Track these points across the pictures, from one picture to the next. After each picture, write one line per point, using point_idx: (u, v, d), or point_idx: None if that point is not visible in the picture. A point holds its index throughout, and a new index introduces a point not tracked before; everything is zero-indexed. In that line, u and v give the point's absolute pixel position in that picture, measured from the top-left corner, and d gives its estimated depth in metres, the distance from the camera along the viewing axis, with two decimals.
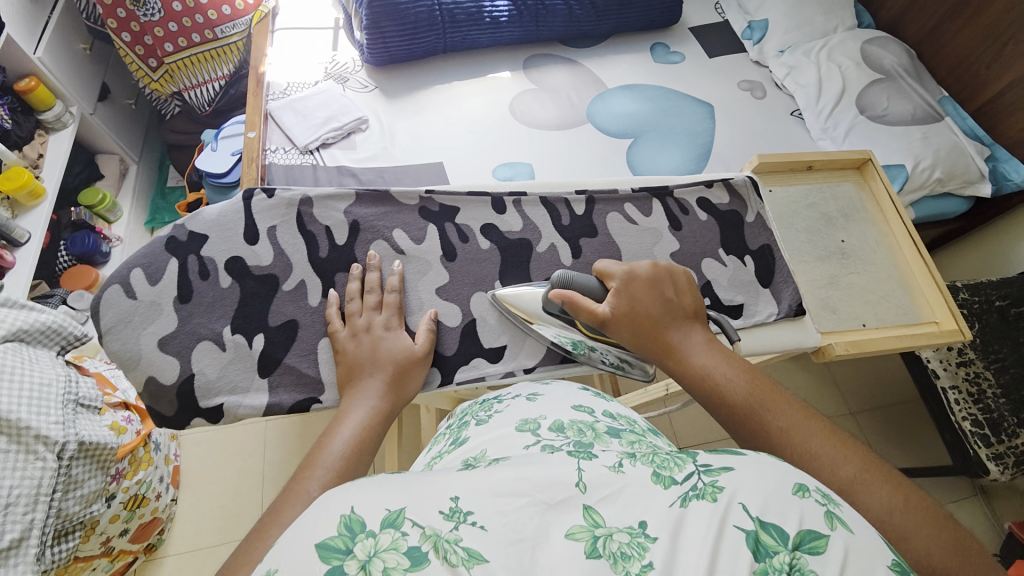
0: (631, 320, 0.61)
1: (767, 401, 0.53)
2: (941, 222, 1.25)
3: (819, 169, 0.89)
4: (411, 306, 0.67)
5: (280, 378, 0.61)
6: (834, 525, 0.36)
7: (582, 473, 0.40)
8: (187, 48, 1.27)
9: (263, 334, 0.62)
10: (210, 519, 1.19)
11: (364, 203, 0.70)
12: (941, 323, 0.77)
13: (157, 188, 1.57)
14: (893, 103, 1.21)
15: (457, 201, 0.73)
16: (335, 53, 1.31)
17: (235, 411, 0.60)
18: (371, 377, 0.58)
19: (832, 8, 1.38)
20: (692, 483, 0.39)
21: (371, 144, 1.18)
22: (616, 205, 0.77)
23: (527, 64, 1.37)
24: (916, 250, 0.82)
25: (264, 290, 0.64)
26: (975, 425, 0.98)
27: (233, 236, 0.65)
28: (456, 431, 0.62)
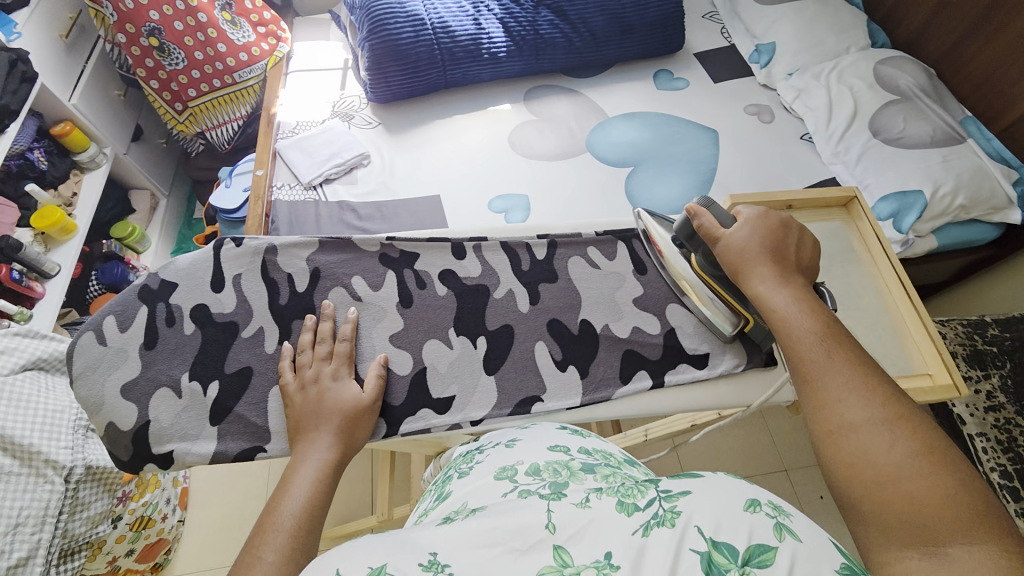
0: (735, 254, 0.66)
1: (831, 349, 0.57)
2: (972, 250, 1.15)
3: (800, 208, 0.85)
4: (363, 353, 0.67)
5: (228, 426, 0.62)
6: (783, 537, 0.39)
7: (551, 514, 0.42)
8: (209, 92, 1.37)
9: (218, 381, 0.63)
10: (214, 541, 1.21)
11: (327, 251, 0.71)
12: (935, 376, 0.72)
13: (186, 218, 1.68)
14: (910, 124, 1.14)
15: (418, 246, 0.75)
16: (343, 91, 1.37)
17: (184, 458, 0.61)
18: (319, 430, 0.58)
19: (844, 28, 1.33)
20: (653, 510, 0.42)
21: (372, 179, 1.22)
22: (578, 249, 0.79)
23: (528, 96, 1.38)
24: (906, 295, 0.76)
25: (225, 337, 0.65)
26: (1004, 478, 0.89)
27: (201, 283, 0.68)
28: (441, 486, 0.59)
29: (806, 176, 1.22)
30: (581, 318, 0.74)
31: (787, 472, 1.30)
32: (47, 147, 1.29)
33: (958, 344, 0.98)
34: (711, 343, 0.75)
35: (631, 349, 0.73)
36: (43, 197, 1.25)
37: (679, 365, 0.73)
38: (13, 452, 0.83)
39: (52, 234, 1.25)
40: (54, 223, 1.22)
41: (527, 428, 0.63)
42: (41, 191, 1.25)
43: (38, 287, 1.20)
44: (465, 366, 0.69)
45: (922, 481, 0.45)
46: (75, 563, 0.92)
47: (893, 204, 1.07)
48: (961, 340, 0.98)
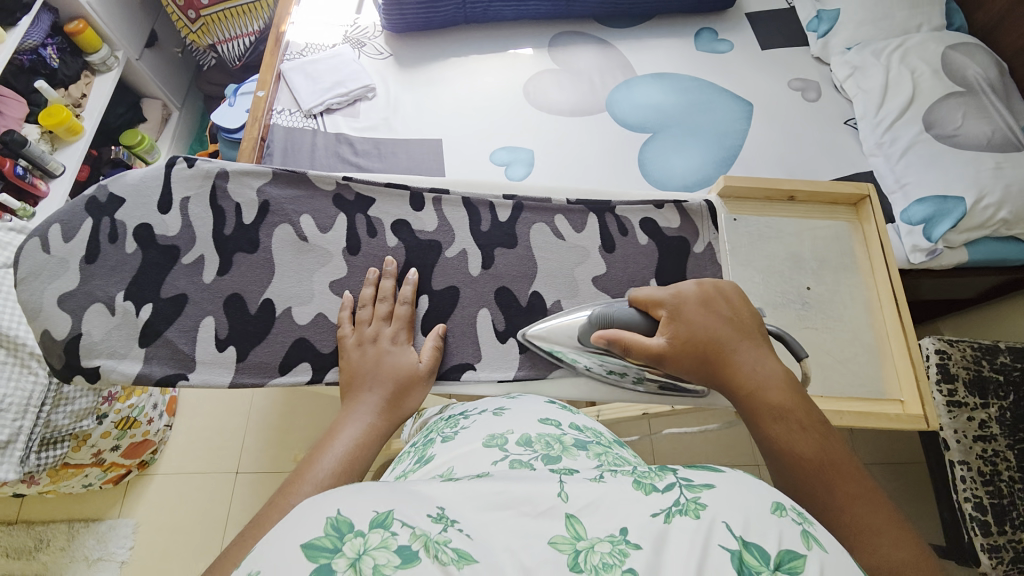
0: (692, 344, 0.56)
1: (835, 462, 0.47)
2: (1007, 270, 1.04)
3: (802, 202, 0.77)
4: (300, 296, 0.66)
5: (156, 350, 0.62)
6: (811, 545, 0.32)
7: (564, 483, 0.36)
8: (222, 1, 1.32)
9: (152, 305, 0.63)
10: (196, 450, 1.30)
11: (279, 184, 0.68)
12: (906, 404, 0.67)
13: (198, 134, 1.68)
14: (969, 121, 1.01)
15: (374, 191, 0.71)
16: (358, 16, 1.29)
17: (109, 375, 0.61)
18: (370, 393, 0.58)
19: (919, 1, 1.16)
20: (674, 496, 0.35)
21: (374, 113, 1.17)
22: (544, 216, 0.74)
23: (553, 43, 1.28)
24: (897, 313, 0.70)
25: (164, 261, 0.64)
26: (977, 510, 0.85)
27: (148, 202, 0.66)
28: (421, 449, 0.56)
29: (837, 166, 1.11)
30: (532, 290, 0.71)
31: (756, 467, 1.29)
32: (59, 43, 1.28)
33: (962, 367, 0.90)
34: None
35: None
36: (51, 95, 1.25)
37: None
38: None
39: (58, 133, 1.26)
40: (60, 122, 1.22)
41: (516, 398, 0.60)
42: (50, 89, 1.24)
43: (41, 185, 1.22)
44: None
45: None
46: (58, 451, 0.99)
47: (928, 208, 0.97)
48: (966, 364, 0.91)
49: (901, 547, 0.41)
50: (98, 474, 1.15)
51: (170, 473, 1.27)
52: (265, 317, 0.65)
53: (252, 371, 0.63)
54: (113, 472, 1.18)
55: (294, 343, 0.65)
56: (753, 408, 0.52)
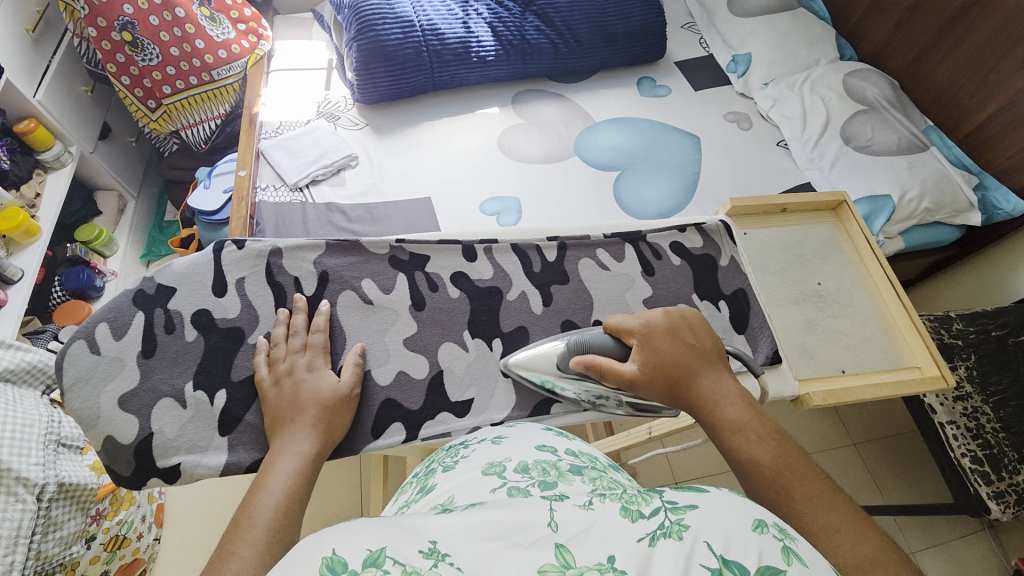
0: (661, 368, 0.61)
1: (794, 468, 0.53)
2: (937, 250, 1.24)
3: (793, 212, 0.89)
4: (377, 356, 0.69)
5: (240, 436, 0.63)
6: (791, 561, 0.37)
7: (553, 513, 0.39)
8: (185, 89, 1.32)
9: (226, 390, 0.64)
10: (193, 558, 1.16)
11: (334, 253, 0.72)
12: (923, 368, 0.76)
13: (154, 223, 1.62)
14: (878, 133, 1.21)
15: (428, 249, 0.76)
16: (327, 91, 1.34)
17: (192, 470, 0.61)
18: (296, 423, 0.57)
19: (814, 42, 1.39)
20: (659, 519, 0.39)
21: (361, 181, 1.20)
22: (588, 251, 0.80)
23: (516, 100, 1.39)
24: (893, 291, 0.81)
25: (229, 343, 0.66)
26: (974, 462, 0.96)
27: (201, 287, 0.68)
28: (423, 479, 0.58)
29: (785, 182, 1.27)
30: (593, 319, 0.75)
31: None
32: (9, 145, 1.22)
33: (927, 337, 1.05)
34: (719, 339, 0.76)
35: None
36: (4, 198, 1.18)
37: None
38: None
39: (14, 237, 1.19)
40: (16, 225, 1.16)
41: (513, 425, 0.63)
42: (2, 191, 1.18)
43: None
44: (481, 369, 0.71)
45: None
46: None
47: (865, 208, 1.13)
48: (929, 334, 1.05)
49: (859, 538, 0.46)
50: None
51: None
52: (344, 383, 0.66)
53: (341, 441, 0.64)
54: None
55: (381, 404, 0.67)
56: (721, 429, 0.58)
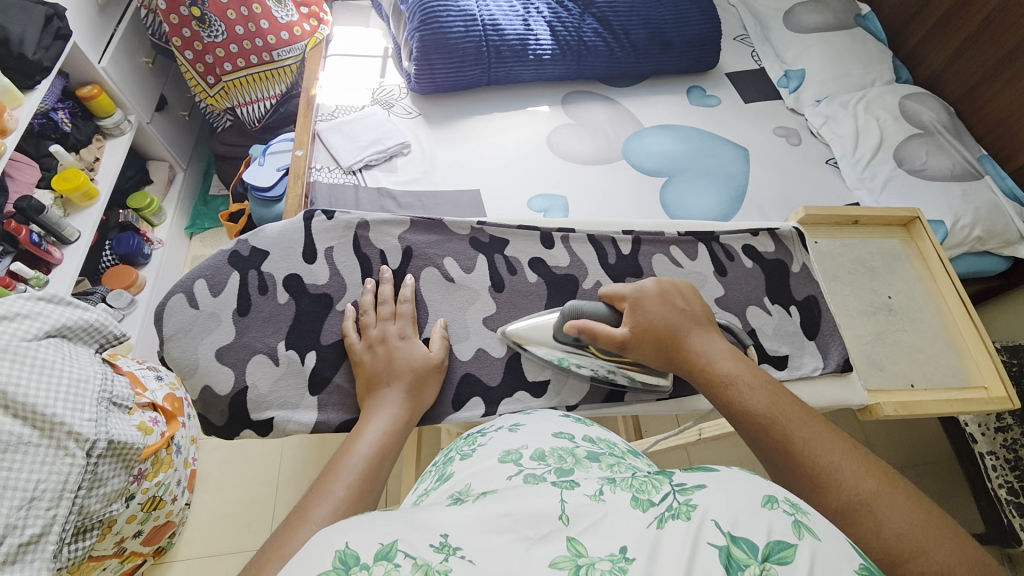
0: (651, 331, 0.64)
1: (789, 414, 0.56)
2: (983, 280, 1.23)
3: (864, 224, 0.89)
4: (457, 333, 0.71)
5: (328, 396, 0.66)
6: (802, 535, 0.37)
7: (564, 505, 0.40)
8: (245, 68, 1.35)
9: (316, 351, 0.67)
10: (220, 527, 1.21)
11: (418, 231, 0.75)
12: (991, 389, 0.76)
13: (200, 196, 1.66)
14: (932, 158, 1.20)
15: (507, 233, 0.78)
16: (382, 79, 1.37)
17: (285, 425, 0.64)
18: (390, 387, 0.62)
19: (870, 62, 1.39)
20: (668, 502, 0.40)
21: (412, 168, 1.22)
22: (662, 247, 0.80)
23: (566, 100, 1.41)
24: (965, 311, 0.80)
25: (319, 308, 0.69)
26: (1012, 494, 0.95)
27: (292, 252, 0.71)
28: (441, 467, 0.58)
29: (832, 199, 1.27)
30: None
31: None
32: (71, 108, 1.27)
33: None
34: (789, 345, 0.76)
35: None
36: (65, 159, 1.23)
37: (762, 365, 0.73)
38: (34, 422, 0.80)
39: (73, 199, 1.23)
40: (76, 186, 1.20)
41: (531, 412, 0.64)
42: (64, 153, 1.21)
43: (55, 253, 1.18)
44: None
45: (945, 550, 0.44)
46: (87, 542, 0.90)
47: None
48: None
49: (863, 472, 0.50)
50: (115, 566, 1.05)
51: (193, 556, 1.18)
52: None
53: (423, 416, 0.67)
54: (131, 562, 1.08)
55: (460, 379, 0.69)
56: (719, 386, 0.60)
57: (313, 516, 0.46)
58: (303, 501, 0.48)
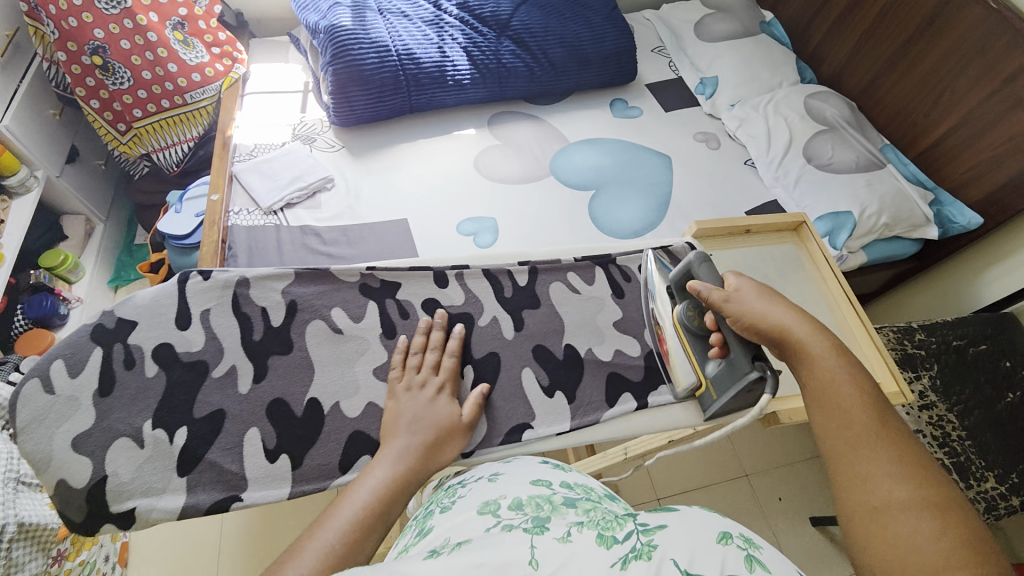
0: (742, 318, 0.66)
1: (870, 412, 0.54)
2: (897, 262, 1.30)
3: (756, 233, 0.93)
4: (345, 390, 0.71)
5: (199, 476, 0.64)
6: (753, 568, 0.41)
7: (535, 550, 0.41)
8: (157, 113, 1.30)
9: (187, 427, 0.65)
10: None
11: (302, 282, 0.76)
12: (883, 383, 0.79)
13: (124, 244, 1.59)
14: (837, 152, 1.27)
15: (399, 276, 0.80)
16: (303, 114, 1.34)
17: (147, 515, 0.62)
18: (408, 437, 0.65)
19: (776, 65, 1.46)
20: (631, 542, 0.42)
21: (336, 203, 1.19)
22: (559, 274, 0.88)
23: (491, 122, 1.41)
24: (852, 309, 0.85)
25: (192, 377, 0.68)
26: (943, 470, 0.98)
27: (165, 319, 0.70)
28: (421, 521, 0.58)
29: (752, 199, 1.32)
30: (565, 342, 0.82)
31: (747, 477, 1.38)
32: None
33: (890, 349, 1.09)
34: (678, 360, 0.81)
35: (614, 372, 0.81)
36: None
37: (660, 385, 0.81)
38: None
39: None
40: None
41: (510, 460, 0.64)
42: None
43: None
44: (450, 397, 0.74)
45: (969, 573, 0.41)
46: None
47: (828, 224, 1.18)
48: (893, 345, 1.09)
49: (919, 485, 0.48)
50: None
51: None
52: (312, 416, 0.69)
53: (312, 476, 0.66)
54: None
55: (349, 437, 0.69)
56: (810, 370, 0.59)
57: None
58: (285, 554, 0.51)
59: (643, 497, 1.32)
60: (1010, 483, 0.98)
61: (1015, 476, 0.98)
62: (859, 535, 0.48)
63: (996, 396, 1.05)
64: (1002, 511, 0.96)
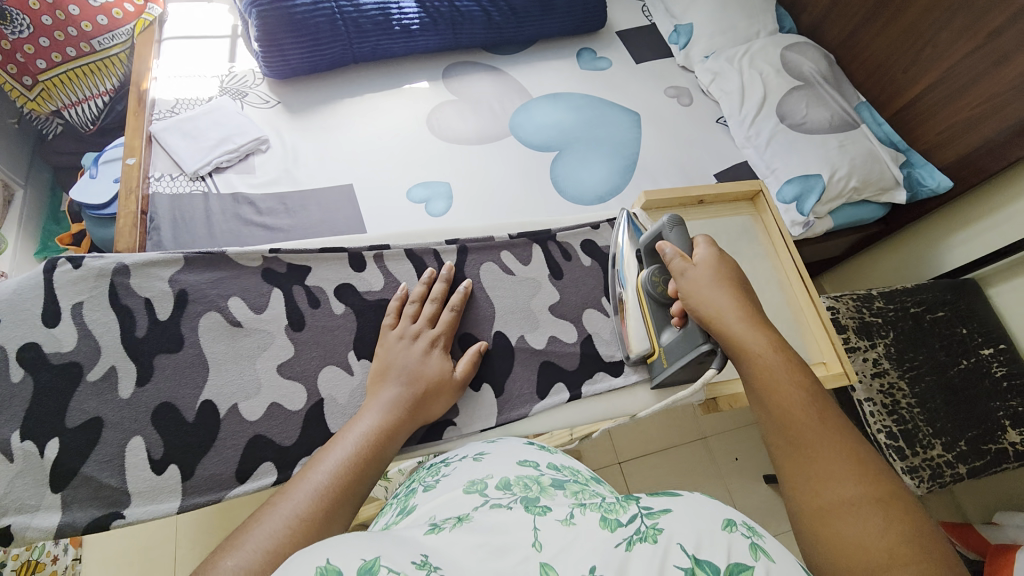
0: (698, 293, 0.64)
1: (811, 406, 0.53)
2: (862, 228, 1.27)
3: (711, 203, 0.91)
4: (245, 391, 0.68)
5: (75, 491, 0.61)
6: (758, 556, 0.34)
7: (537, 531, 0.36)
8: (63, 63, 1.14)
9: (59, 438, 0.62)
10: None
11: (194, 269, 0.72)
12: (829, 365, 0.80)
13: (51, 212, 1.43)
14: (812, 110, 1.20)
15: (308, 259, 0.77)
16: (232, 64, 1.20)
17: (24, 532, 0.59)
18: (395, 387, 0.63)
19: (754, 13, 1.35)
20: (635, 525, 0.36)
21: (272, 167, 1.09)
22: (490, 254, 0.84)
23: (447, 74, 1.29)
24: (805, 287, 0.85)
25: (64, 382, 0.64)
26: (890, 438, 1.00)
27: (30, 317, 0.65)
28: (404, 499, 0.49)
29: (722, 160, 1.26)
30: (496, 329, 0.79)
31: (705, 439, 1.41)
32: None
33: (849, 317, 1.08)
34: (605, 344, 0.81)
35: (547, 360, 0.79)
36: None
37: (595, 374, 0.80)
38: None
39: None
40: None
41: (496, 441, 0.56)
42: None
43: None
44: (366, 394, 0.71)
45: (918, 571, 0.39)
46: None
47: (796, 188, 1.14)
48: (851, 314, 1.08)
49: (865, 484, 0.46)
50: None
51: None
52: (206, 422, 0.66)
53: (204, 488, 0.64)
54: None
55: (248, 443, 0.66)
56: (755, 372, 0.58)
57: (247, 543, 0.43)
58: (248, 518, 0.46)
59: (604, 463, 1.33)
60: (958, 451, 1.01)
61: (962, 444, 1.01)
62: (810, 538, 0.46)
63: (949, 363, 1.07)
64: (946, 478, 0.99)
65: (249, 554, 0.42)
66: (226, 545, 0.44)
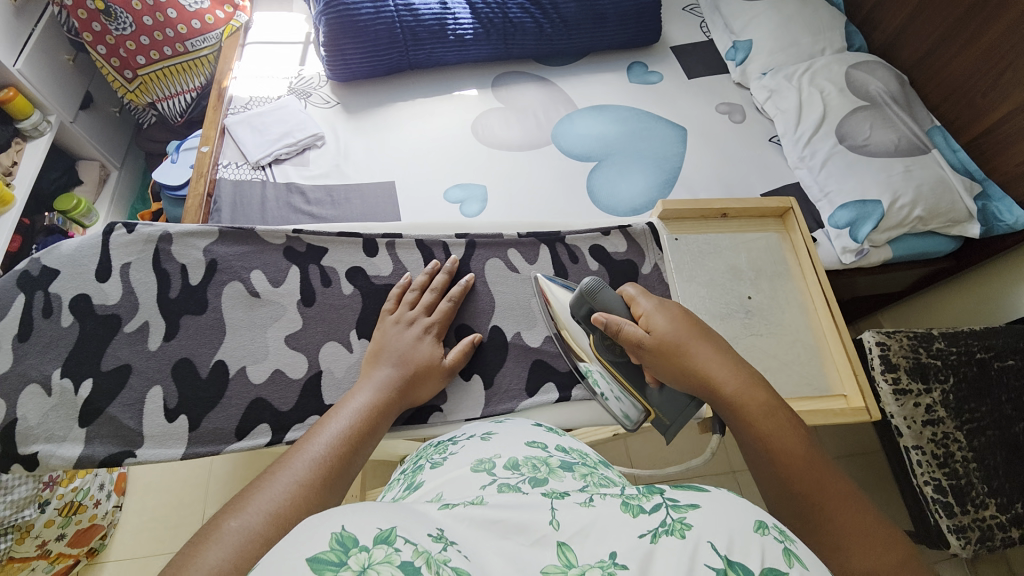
0: (661, 349, 0.60)
1: (814, 469, 0.49)
2: (930, 261, 1.16)
3: (734, 218, 0.91)
4: (253, 355, 0.74)
5: (99, 428, 0.69)
6: (793, 563, 0.31)
7: (554, 511, 0.34)
8: (159, 60, 1.30)
9: (93, 379, 0.70)
10: (144, 541, 1.19)
11: (226, 243, 0.78)
12: (849, 398, 0.78)
13: (139, 192, 1.63)
14: (875, 132, 1.12)
15: (326, 242, 0.82)
16: (301, 68, 1.31)
17: (48, 459, 0.67)
18: (388, 367, 0.67)
19: (820, 29, 1.28)
20: (660, 516, 0.33)
21: (325, 161, 1.17)
22: (499, 251, 0.85)
23: (496, 83, 1.33)
24: (829, 314, 0.82)
25: (104, 331, 0.72)
26: (938, 492, 0.91)
27: (85, 272, 0.74)
28: (411, 475, 0.48)
29: (770, 180, 1.20)
30: (491, 324, 0.80)
31: (735, 473, 1.32)
32: None
33: (902, 356, 0.96)
34: None
35: (540, 359, 0.80)
36: None
37: None
38: None
39: None
40: None
41: (503, 421, 0.54)
42: None
43: None
44: None
45: None
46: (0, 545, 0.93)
47: (850, 213, 1.06)
48: (906, 353, 0.96)
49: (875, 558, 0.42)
50: (43, 566, 1.05)
51: (125, 558, 1.17)
52: (216, 379, 0.72)
53: (206, 439, 0.70)
54: (61, 563, 1.08)
55: (250, 403, 0.72)
56: (751, 433, 0.53)
57: (249, 506, 0.44)
58: (248, 488, 0.47)
59: None
60: (1013, 514, 0.90)
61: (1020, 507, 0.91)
62: None
63: (1015, 418, 0.95)
64: (996, 542, 0.90)
65: (253, 516, 0.43)
66: (231, 508, 0.45)
